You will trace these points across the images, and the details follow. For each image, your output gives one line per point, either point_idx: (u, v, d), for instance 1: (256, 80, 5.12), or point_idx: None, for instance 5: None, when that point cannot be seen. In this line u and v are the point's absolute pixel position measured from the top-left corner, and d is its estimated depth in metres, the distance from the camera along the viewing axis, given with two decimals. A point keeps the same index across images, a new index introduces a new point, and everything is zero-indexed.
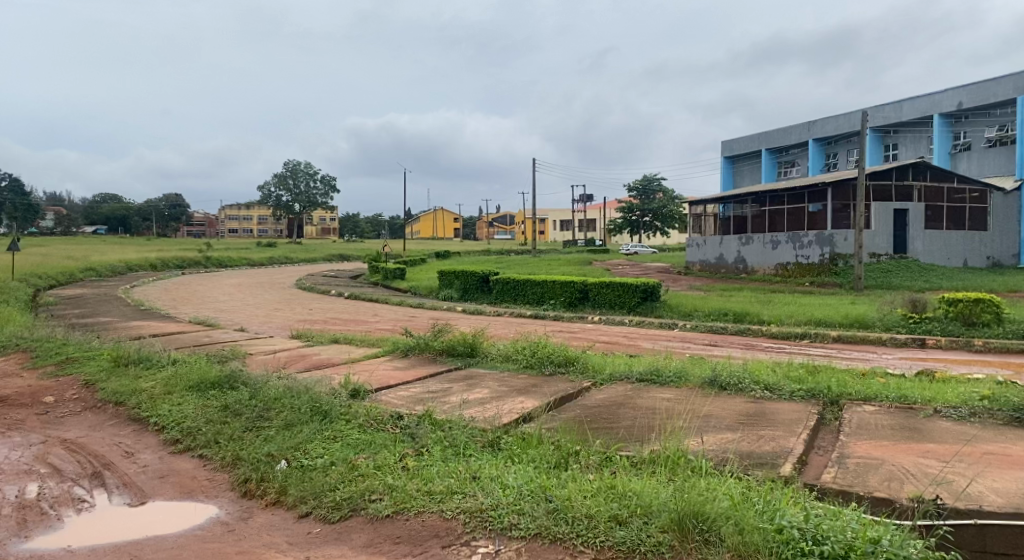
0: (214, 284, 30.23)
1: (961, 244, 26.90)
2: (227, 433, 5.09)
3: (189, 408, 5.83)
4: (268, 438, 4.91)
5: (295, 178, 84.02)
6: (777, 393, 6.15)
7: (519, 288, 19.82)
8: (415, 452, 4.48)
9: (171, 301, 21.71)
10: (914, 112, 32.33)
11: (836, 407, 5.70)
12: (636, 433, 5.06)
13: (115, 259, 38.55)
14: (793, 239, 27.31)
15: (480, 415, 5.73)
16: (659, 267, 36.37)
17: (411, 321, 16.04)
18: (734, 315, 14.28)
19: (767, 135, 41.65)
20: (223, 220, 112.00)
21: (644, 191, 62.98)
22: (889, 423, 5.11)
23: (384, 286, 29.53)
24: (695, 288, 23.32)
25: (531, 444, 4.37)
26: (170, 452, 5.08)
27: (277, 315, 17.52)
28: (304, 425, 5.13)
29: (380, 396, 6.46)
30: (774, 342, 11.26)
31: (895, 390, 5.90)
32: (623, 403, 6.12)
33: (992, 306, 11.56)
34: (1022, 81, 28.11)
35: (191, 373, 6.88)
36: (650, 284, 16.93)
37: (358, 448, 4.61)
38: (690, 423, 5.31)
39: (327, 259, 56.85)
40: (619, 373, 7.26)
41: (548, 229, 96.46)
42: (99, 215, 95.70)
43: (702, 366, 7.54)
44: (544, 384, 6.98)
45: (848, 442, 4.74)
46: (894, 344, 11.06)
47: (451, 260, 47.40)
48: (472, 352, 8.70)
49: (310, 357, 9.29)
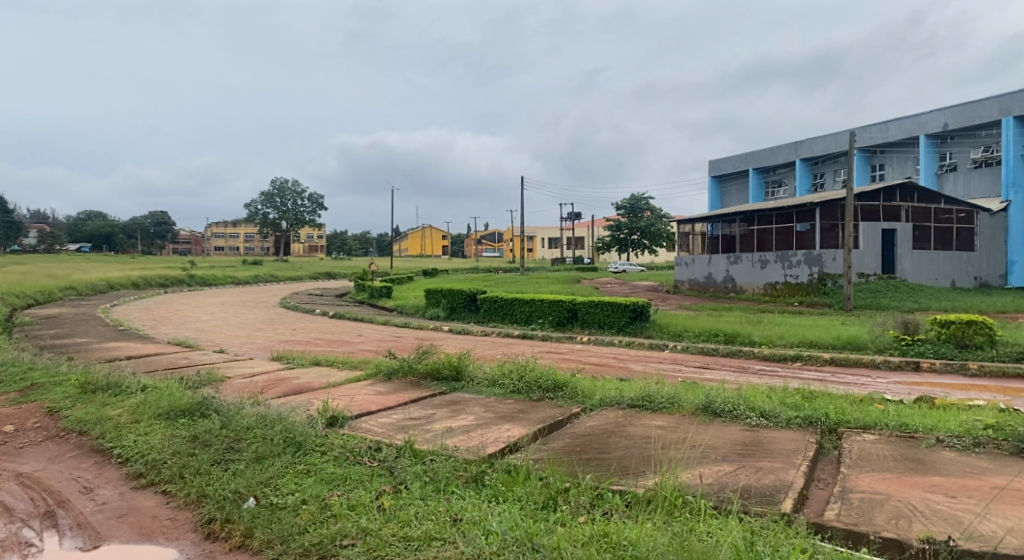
0: (197, 303, 29.68)
1: (948, 264, 27.04)
2: (194, 466, 4.77)
3: (156, 438, 5.50)
4: (237, 473, 4.60)
5: (282, 197, 83.54)
6: (774, 420, 5.93)
7: (507, 307, 19.56)
8: (393, 489, 4.20)
9: (151, 321, 21.25)
10: (900, 133, 32.65)
11: (835, 435, 5.51)
12: (628, 466, 4.81)
13: (97, 277, 37.87)
14: (781, 259, 27.35)
15: (464, 445, 5.44)
16: (648, 286, 36.29)
17: (396, 341, 15.70)
18: (725, 337, 14.12)
19: (754, 155, 41.97)
20: (209, 238, 111.04)
21: (632, 209, 63.32)
22: (891, 453, 4.91)
23: (370, 305, 29.15)
24: (685, 308, 23.18)
25: (516, 480, 4.11)
26: (132, 487, 4.74)
27: (259, 336, 17.12)
28: (276, 458, 4.83)
29: (360, 424, 6.18)
30: (766, 364, 11.07)
31: (896, 418, 5.69)
32: (613, 431, 5.89)
33: (984, 328, 11.51)
34: (1006, 103, 28.49)
35: (162, 400, 6.54)
36: (639, 304, 16.78)
37: (333, 484, 4.33)
38: (683, 455, 5.08)
39: (314, 277, 56.27)
40: (609, 398, 7.01)
41: (536, 246, 96.53)
42: (82, 233, 94.31)
43: (695, 391, 7.30)
44: (531, 411, 6.70)
45: (849, 476, 4.52)
46: (889, 367, 10.92)
47: (439, 278, 47.09)
48: (457, 376, 8.41)
49: (289, 381, 8.96)
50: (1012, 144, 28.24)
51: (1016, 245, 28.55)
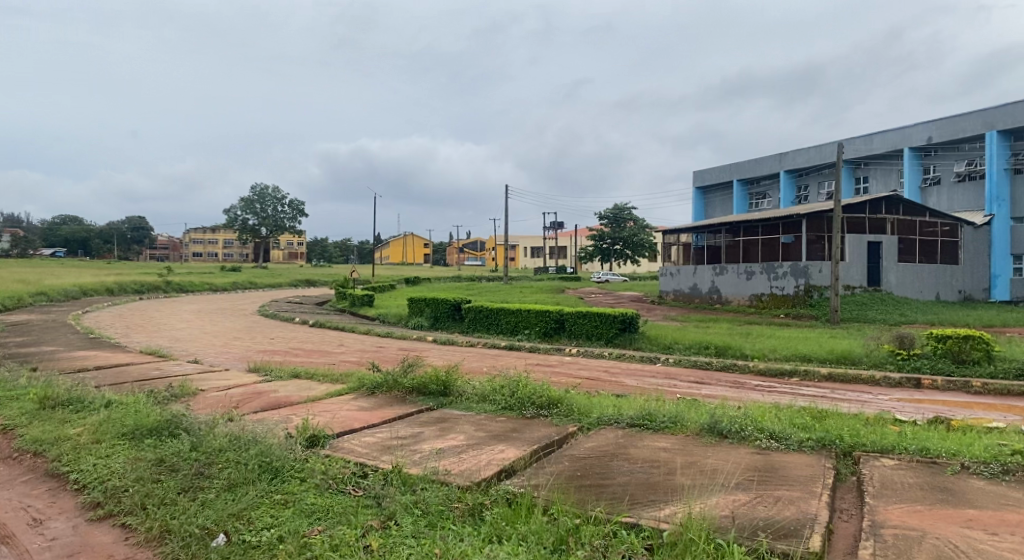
0: (173, 310, 28.93)
1: (932, 277, 27.18)
2: (159, 495, 4.26)
3: (117, 462, 4.99)
4: (206, 503, 4.12)
5: (262, 203, 82.37)
6: (784, 442, 5.61)
7: (492, 317, 19.14)
8: (381, 524, 3.76)
9: (122, 329, 20.51)
10: (885, 145, 33.03)
11: (850, 460, 5.24)
12: (639, 496, 4.43)
13: (70, 283, 36.82)
14: (767, 270, 27.30)
15: (456, 469, 5.01)
16: (633, 296, 36.11)
17: (378, 352, 15.18)
18: (716, 349, 13.86)
19: (738, 166, 42.18)
20: (187, 243, 109.35)
21: (615, 219, 63.32)
22: (915, 481, 4.63)
23: (351, 313, 28.57)
24: (672, 319, 22.97)
25: (521, 514, 3.69)
26: (87, 519, 4.21)
27: (236, 345, 16.53)
28: (250, 486, 4.37)
29: (342, 444, 5.75)
30: (763, 380, 10.77)
31: (914, 441, 5.43)
32: (615, 453, 5.51)
33: (982, 342, 11.37)
34: (989, 117, 28.85)
35: (127, 418, 6.01)
36: (628, 315, 16.46)
37: (313, 518, 3.89)
38: (692, 482, 4.71)
39: (293, 284, 55.32)
40: (608, 416, 6.63)
41: (518, 255, 96.16)
42: (57, 237, 92.17)
43: (698, 410, 6.94)
44: (526, 430, 6.30)
45: (876, 507, 4.21)
46: (889, 384, 10.67)
47: (421, 287, 46.53)
48: (445, 391, 7.97)
49: (266, 395, 8.45)
50: (996, 158, 28.58)
51: (998, 259, 28.90)
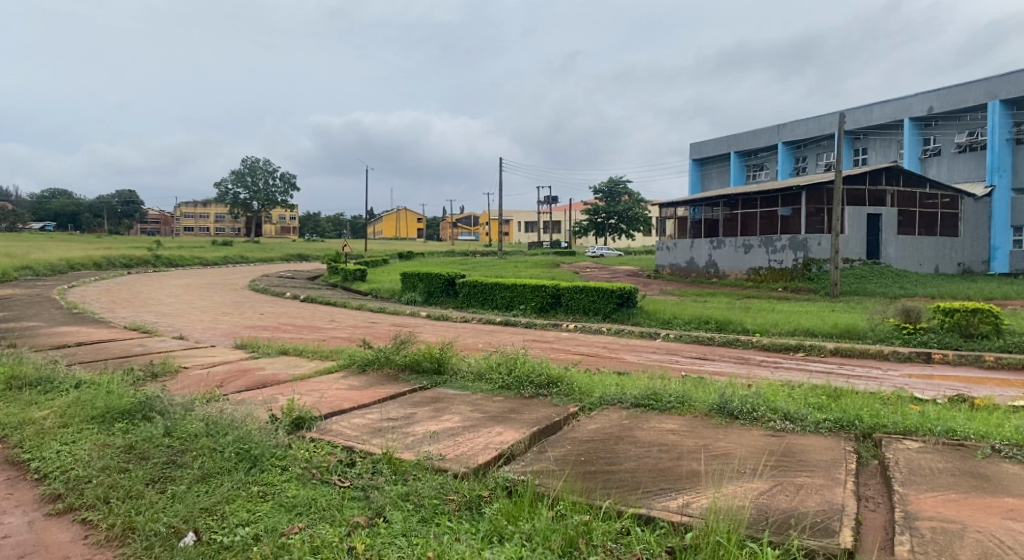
0: (162, 284, 28.41)
1: (931, 250, 26.91)
2: (124, 488, 3.86)
3: (82, 448, 4.59)
4: (178, 496, 3.74)
5: (253, 176, 81.28)
6: (799, 424, 5.30)
7: (487, 292, 18.77)
8: (368, 521, 3.38)
9: (109, 304, 20.03)
10: (886, 116, 32.69)
11: (871, 443, 4.93)
12: (648, 484, 4.09)
13: (57, 257, 36.18)
14: (766, 244, 27.01)
15: (450, 453, 4.65)
16: (628, 271, 35.77)
17: (370, 328, 14.79)
18: (716, 324, 13.55)
19: (735, 138, 41.63)
20: (177, 217, 108.07)
21: (610, 193, 62.74)
22: (945, 466, 4.32)
23: (344, 288, 28.11)
24: (669, 293, 22.66)
25: (524, 509, 3.34)
26: (46, 513, 3.80)
27: (224, 320, 16.13)
28: (226, 477, 3.99)
29: (330, 426, 5.39)
30: (768, 355, 10.49)
31: (938, 421, 5.13)
32: (619, 436, 5.16)
33: (991, 316, 11.14)
34: (993, 86, 28.48)
35: (98, 400, 5.60)
36: (627, 289, 16.07)
37: (295, 513, 3.52)
38: (705, 468, 4.38)
39: (285, 259, 54.70)
40: (611, 396, 6.28)
41: (513, 230, 95.58)
42: (47, 211, 91.27)
43: (705, 388, 6.60)
44: (525, 411, 5.95)
45: (906, 495, 3.89)
46: (897, 359, 10.41)
47: (415, 261, 46.11)
48: (439, 369, 7.59)
49: (252, 373, 8.08)
50: (997, 128, 28.24)
51: (999, 231, 28.60)
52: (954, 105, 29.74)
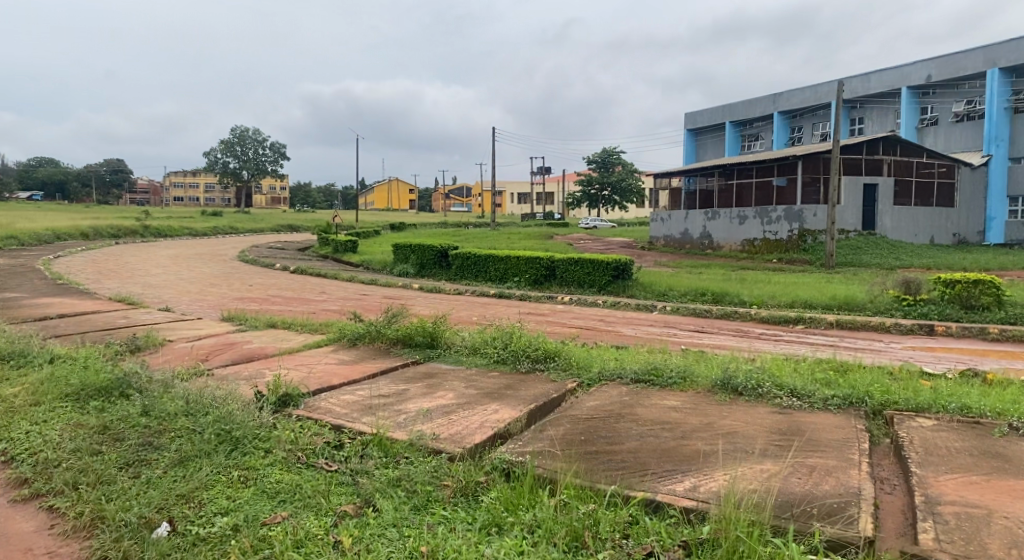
0: (149, 255, 27.95)
1: (927, 221, 26.76)
2: (96, 472, 3.59)
3: (54, 428, 4.30)
4: (152, 483, 3.46)
5: (242, 144, 79.77)
6: (806, 401, 5.10)
7: (481, 264, 18.47)
8: (357, 510, 3.14)
9: (94, 274, 19.61)
10: (883, 85, 32.27)
11: (882, 421, 4.74)
12: (651, 465, 3.87)
13: (43, 226, 35.44)
14: (761, 215, 26.77)
15: (444, 433, 4.42)
16: (623, 242, 35.50)
17: (361, 301, 14.51)
18: (712, 296, 13.34)
19: (731, 107, 41.07)
20: (167, 187, 106.58)
21: (604, 163, 62.08)
22: (962, 446, 4.14)
23: (334, 259, 27.71)
24: (664, 265, 22.43)
25: (526, 496, 3.12)
26: (10, 500, 3.51)
27: (212, 291, 15.83)
28: (205, 461, 3.73)
29: (318, 404, 5.14)
30: (767, 327, 10.31)
31: (951, 398, 4.96)
32: (620, 414, 4.95)
33: (992, 288, 10.99)
34: (992, 54, 28.12)
35: (73, 377, 5.30)
36: (622, 261, 15.79)
37: (278, 501, 3.28)
38: (712, 449, 4.17)
39: (275, 230, 54.01)
40: (610, 371, 6.07)
41: (505, 201, 94.68)
42: (33, 180, 89.83)
43: (708, 363, 6.40)
44: (521, 386, 5.72)
45: (924, 477, 3.70)
46: (899, 331, 10.25)
47: (408, 232, 45.63)
48: (432, 343, 7.34)
49: (239, 347, 7.80)
50: (996, 97, 27.95)
51: (995, 201, 28.45)
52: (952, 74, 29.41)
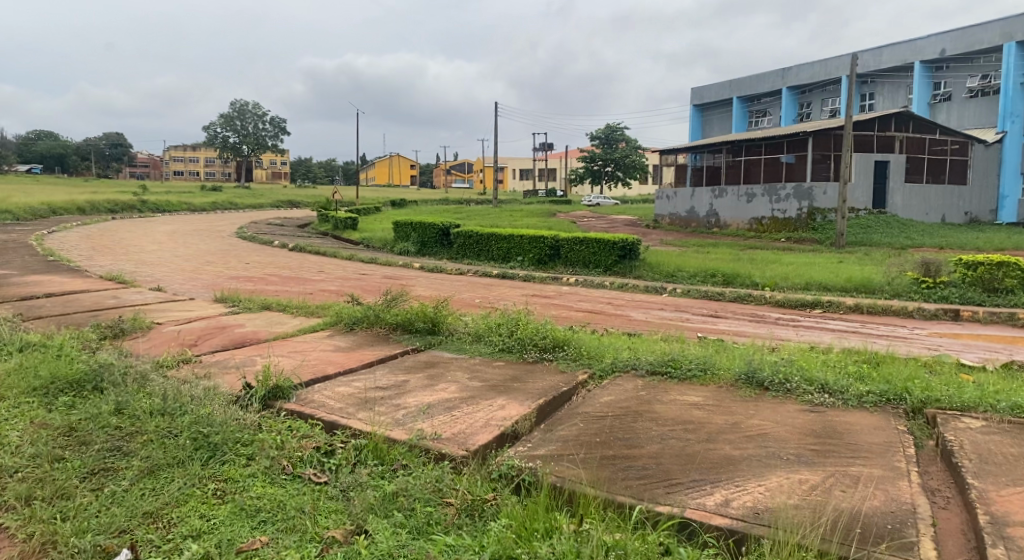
0: (146, 230, 27.50)
1: (938, 199, 26.19)
2: (54, 484, 3.19)
3: (15, 428, 3.89)
4: (113, 499, 3.05)
5: (242, 119, 78.66)
6: (839, 398, 4.69)
7: (483, 243, 18.00)
8: (347, 536, 2.75)
9: (89, 251, 19.13)
10: (896, 58, 31.42)
11: (924, 422, 4.32)
12: (676, 475, 3.45)
13: (38, 201, 34.88)
14: (769, 192, 26.24)
15: (446, 432, 4.00)
16: (627, 220, 34.92)
17: (360, 281, 14.06)
18: (723, 278, 12.87)
19: (739, 82, 40.18)
20: (167, 162, 105.56)
21: (607, 139, 61.14)
22: (1019, 453, 3.73)
23: (334, 237, 27.22)
24: (670, 244, 21.98)
25: (540, 519, 2.72)
26: None
27: (208, 270, 15.40)
28: (177, 472, 3.32)
29: (311, 397, 4.73)
30: (784, 312, 9.89)
31: (1001, 396, 4.54)
32: (638, 411, 4.54)
33: (1016, 270, 10.59)
34: (1009, 27, 27.29)
35: (44, 367, 4.89)
36: (629, 241, 15.27)
37: (257, 521, 2.88)
38: (742, 453, 3.77)
39: (276, 206, 53.44)
40: (623, 361, 5.67)
41: (507, 178, 93.75)
42: (33, 153, 88.85)
43: (728, 352, 5.98)
44: (528, 379, 5.32)
45: (985, 490, 3.29)
46: (923, 316, 9.84)
47: (410, 210, 45.09)
48: (433, 329, 6.92)
49: (230, 331, 7.37)
50: (1012, 71, 27.18)
51: (1009, 179, 27.80)
52: (967, 47, 28.60)
